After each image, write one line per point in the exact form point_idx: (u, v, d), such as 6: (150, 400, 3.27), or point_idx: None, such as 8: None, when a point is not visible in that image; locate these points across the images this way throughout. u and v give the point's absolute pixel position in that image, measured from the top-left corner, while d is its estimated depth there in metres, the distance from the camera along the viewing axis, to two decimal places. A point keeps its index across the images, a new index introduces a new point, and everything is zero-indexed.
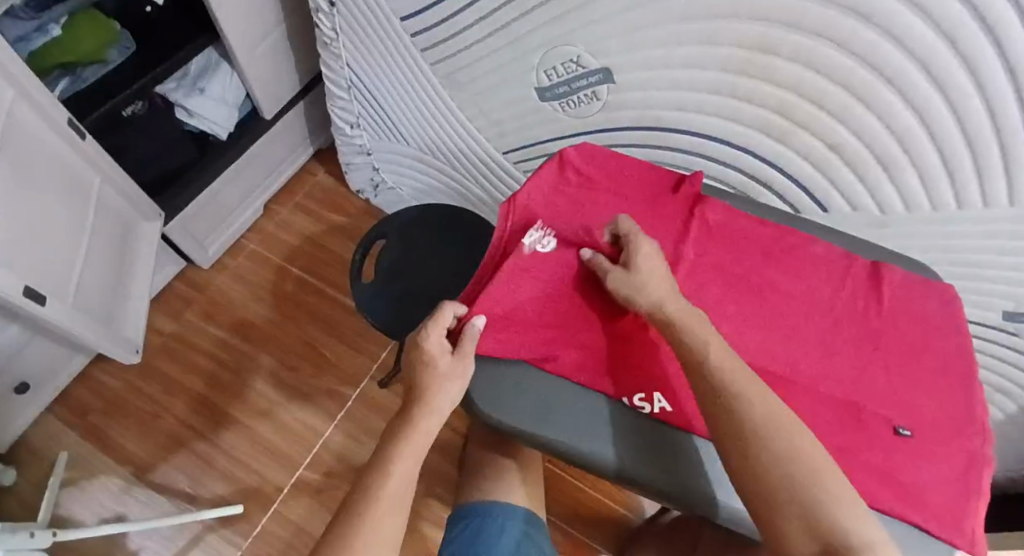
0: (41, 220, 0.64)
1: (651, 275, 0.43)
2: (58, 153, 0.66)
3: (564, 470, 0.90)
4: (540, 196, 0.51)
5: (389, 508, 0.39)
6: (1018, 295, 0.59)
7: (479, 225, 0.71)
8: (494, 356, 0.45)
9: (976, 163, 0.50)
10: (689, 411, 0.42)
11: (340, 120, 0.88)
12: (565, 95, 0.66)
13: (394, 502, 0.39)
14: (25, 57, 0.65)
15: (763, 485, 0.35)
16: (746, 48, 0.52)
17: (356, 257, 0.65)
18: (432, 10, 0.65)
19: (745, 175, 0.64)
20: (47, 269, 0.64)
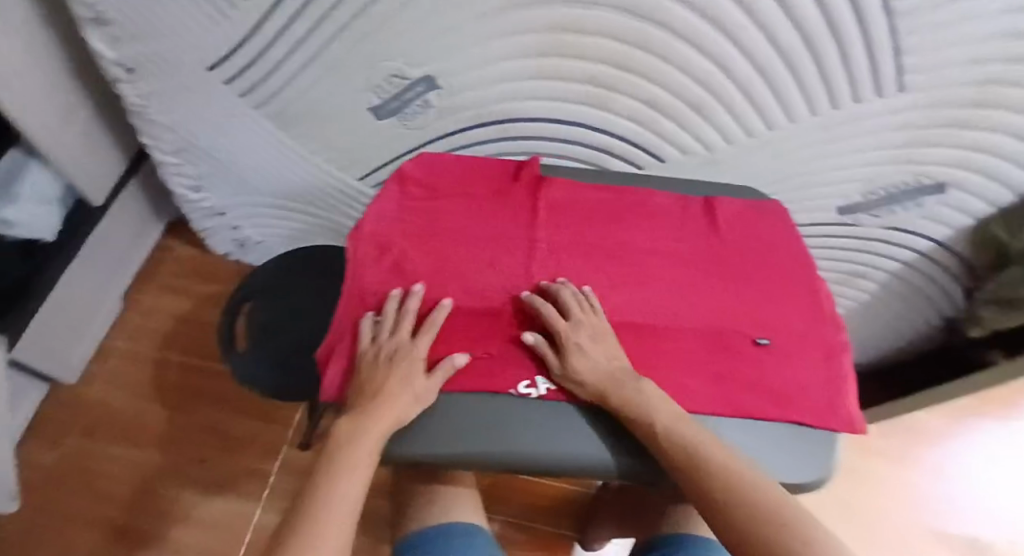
0: None
1: (592, 363, 0.43)
2: None
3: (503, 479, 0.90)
4: (386, 218, 0.50)
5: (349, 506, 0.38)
6: (846, 191, 0.65)
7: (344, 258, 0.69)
8: None
9: (772, 88, 0.55)
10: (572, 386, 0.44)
11: (178, 187, 0.81)
12: (397, 111, 0.65)
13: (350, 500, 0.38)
14: None
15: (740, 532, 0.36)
16: (549, 31, 0.54)
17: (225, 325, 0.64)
18: (238, 55, 0.61)
19: (583, 145, 0.67)
20: None
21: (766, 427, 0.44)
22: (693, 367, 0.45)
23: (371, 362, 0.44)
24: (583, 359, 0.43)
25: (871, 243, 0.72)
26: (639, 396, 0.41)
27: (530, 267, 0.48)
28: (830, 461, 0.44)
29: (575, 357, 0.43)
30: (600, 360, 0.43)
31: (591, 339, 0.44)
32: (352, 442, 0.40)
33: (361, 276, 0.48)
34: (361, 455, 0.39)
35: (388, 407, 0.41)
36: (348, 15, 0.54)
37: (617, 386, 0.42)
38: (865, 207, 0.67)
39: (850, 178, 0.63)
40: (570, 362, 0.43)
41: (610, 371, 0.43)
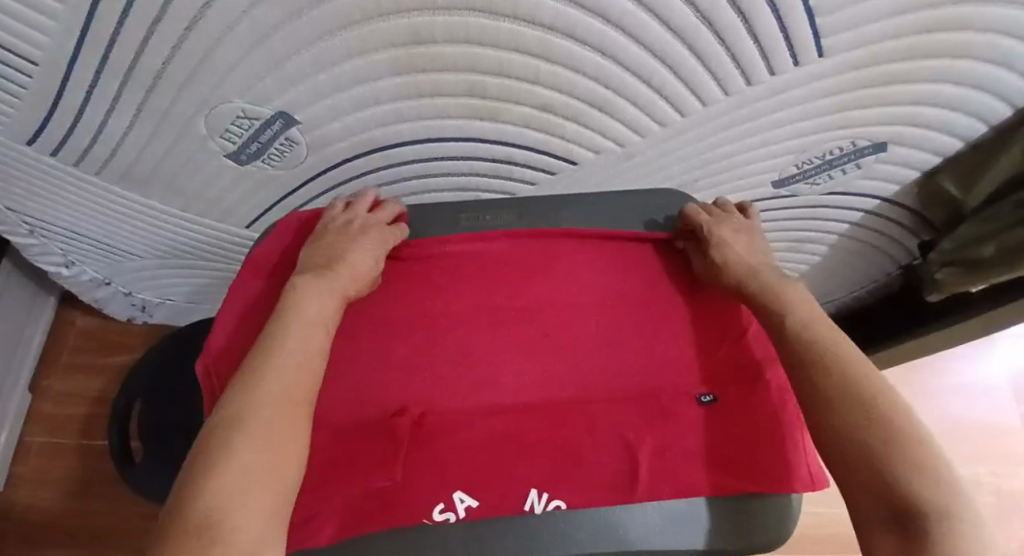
0: None
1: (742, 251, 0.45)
2: None
3: None
4: (238, 338, 0.48)
5: (302, 363, 0.38)
6: (778, 165, 0.58)
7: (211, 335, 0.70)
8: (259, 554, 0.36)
9: (675, 72, 0.47)
10: (496, 500, 0.37)
11: (49, 265, 0.72)
12: (260, 153, 0.56)
13: (300, 372, 0.37)
14: None
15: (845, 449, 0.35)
16: (401, 45, 0.45)
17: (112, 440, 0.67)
18: (53, 121, 0.52)
19: (487, 160, 0.58)
20: None
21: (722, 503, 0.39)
22: (633, 436, 0.40)
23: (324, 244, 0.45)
24: (733, 241, 0.45)
25: (813, 210, 0.66)
26: (787, 290, 0.42)
27: (432, 355, 0.43)
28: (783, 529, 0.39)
29: (726, 240, 0.46)
30: (748, 254, 0.46)
31: (736, 233, 0.47)
32: (298, 321, 0.39)
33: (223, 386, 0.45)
34: (309, 332, 0.39)
35: (348, 276, 0.43)
36: (160, 59, 0.45)
37: (764, 270, 0.44)
38: (800, 178, 0.61)
39: (781, 150, 0.56)
40: (722, 242, 0.45)
41: (753, 258, 0.45)
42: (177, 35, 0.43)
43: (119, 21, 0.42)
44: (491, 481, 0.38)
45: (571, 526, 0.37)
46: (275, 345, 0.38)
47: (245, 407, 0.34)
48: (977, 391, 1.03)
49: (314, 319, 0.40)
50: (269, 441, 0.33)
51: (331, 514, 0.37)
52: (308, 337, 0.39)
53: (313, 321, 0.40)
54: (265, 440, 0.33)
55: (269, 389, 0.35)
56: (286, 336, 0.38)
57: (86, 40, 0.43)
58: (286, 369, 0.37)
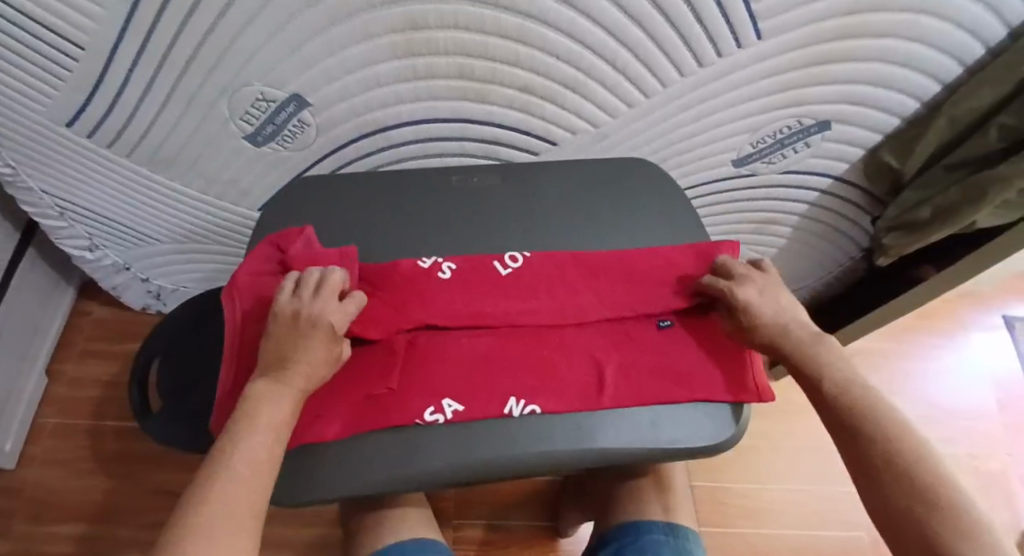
0: None
1: (768, 309, 0.44)
2: None
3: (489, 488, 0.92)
4: None
5: (252, 472, 0.36)
6: (737, 144, 0.65)
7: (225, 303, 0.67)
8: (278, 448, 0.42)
9: (638, 54, 0.55)
10: (478, 406, 0.42)
11: (75, 248, 0.79)
12: (275, 134, 0.63)
13: (259, 462, 0.37)
14: None
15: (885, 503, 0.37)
16: (400, 32, 0.53)
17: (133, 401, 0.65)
18: (92, 105, 0.59)
19: (477, 141, 0.65)
20: None
21: (681, 409, 0.43)
22: (602, 356, 0.46)
23: (282, 334, 0.41)
24: (762, 303, 0.44)
25: (773, 189, 0.73)
26: (817, 351, 0.43)
27: (428, 289, 0.48)
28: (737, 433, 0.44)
29: (755, 304, 0.44)
30: (778, 315, 0.44)
31: (763, 292, 0.45)
32: (257, 412, 0.38)
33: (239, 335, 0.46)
34: (270, 422, 0.38)
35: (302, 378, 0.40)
36: (193, 45, 0.52)
37: (792, 329, 0.44)
38: (758, 156, 0.67)
39: (738, 129, 0.63)
40: (748, 306, 0.44)
41: (786, 318, 0.44)
42: (209, 22, 0.50)
43: (158, 9, 0.49)
44: (476, 391, 0.43)
45: (544, 426, 0.42)
46: (234, 440, 0.37)
47: (204, 503, 0.35)
48: (949, 374, 1.08)
49: (273, 409, 0.39)
50: (227, 537, 0.34)
51: (335, 418, 0.42)
52: (267, 427, 0.38)
53: (273, 411, 0.39)
54: (218, 537, 0.34)
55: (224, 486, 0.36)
56: (245, 428, 0.38)
57: (129, 28, 0.51)
58: (246, 463, 0.36)
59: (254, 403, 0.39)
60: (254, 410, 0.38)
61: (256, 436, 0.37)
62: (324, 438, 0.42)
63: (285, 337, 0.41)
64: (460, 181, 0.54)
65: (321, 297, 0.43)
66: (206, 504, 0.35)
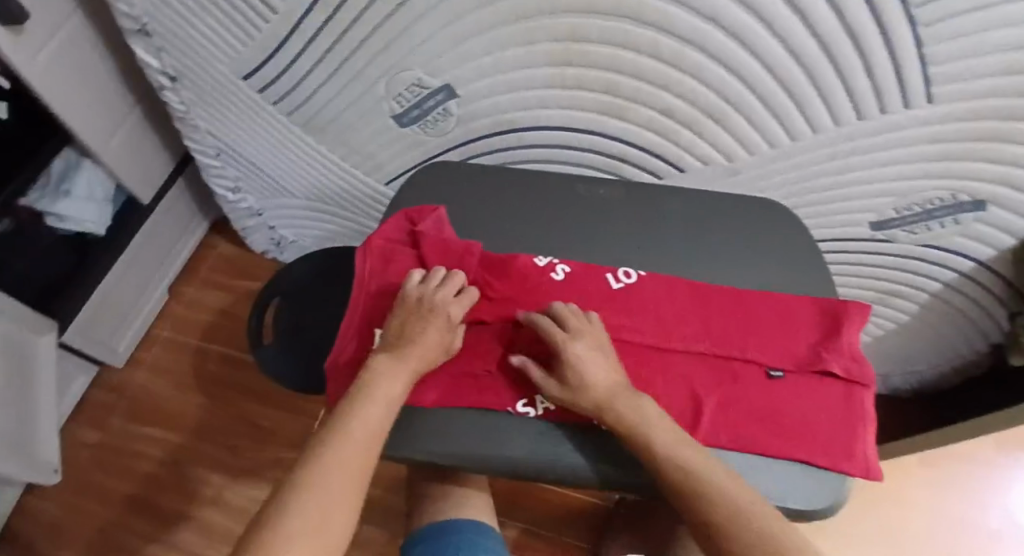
0: None
1: (586, 371, 0.42)
2: None
3: (539, 495, 0.91)
4: None
5: (361, 449, 0.39)
6: (877, 206, 0.62)
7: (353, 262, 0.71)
8: None
9: (794, 98, 0.53)
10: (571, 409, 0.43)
11: (220, 188, 0.87)
12: (419, 118, 0.67)
13: (371, 433, 0.39)
14: None
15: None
16: (558, 41, 0.54)
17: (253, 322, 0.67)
18: (269, 64, 0.66)
19: (606, 156, 0.66)
20: None
21: (777, 464, 0.43)
22: (704, 392, 0.45)
23: (401, 319, 0.45)
24: (585, 361, 0.42)
25: (906, 260, 0.69)
26: (633, 411, 0.41)
27: (541, 287, 0.49)
28: (834, 502, 0.42)
29: (575, 363, 0.42)
30: (603, 376, 0.42)
31: (590, 348, 0.43)
32: (374, 389, 0.41)
33: (365, 292, 0.50)
34: (384, 398, 0.41)
35: (420, 358, 0.43)
36: (370, 26, 0.57)
37: (615, 394, 0.41)
38: (899, 223, 0.64)
39: (883, 190, 0.60)
40: (573, 365, 0.42)
41: (606, 387, 0.42)
42: (389, 8, 0.55)
43: None
44: None
45: None
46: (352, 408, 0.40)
47: (321, 461, 0.38)
48: None
49: (389, 388, 0.41)
50: (338, 494, 0.37)
51: (435, 388, 0.45)
52: (382, 403, 0.40)
53: (389, 389, 0.41)
54: (329, 494, 0.37)
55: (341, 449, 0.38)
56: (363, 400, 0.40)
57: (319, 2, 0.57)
58: (358, 438, 0.39)
59: (374, 379, 0.41)
60: (373, 386, 0.41)
61: (372, 409, 0.40)
62: (424, 403, 0.44)
63: (409, 318, 0.45)
64: (586, 190, 0.54)
65: (444, 288, 0.47)
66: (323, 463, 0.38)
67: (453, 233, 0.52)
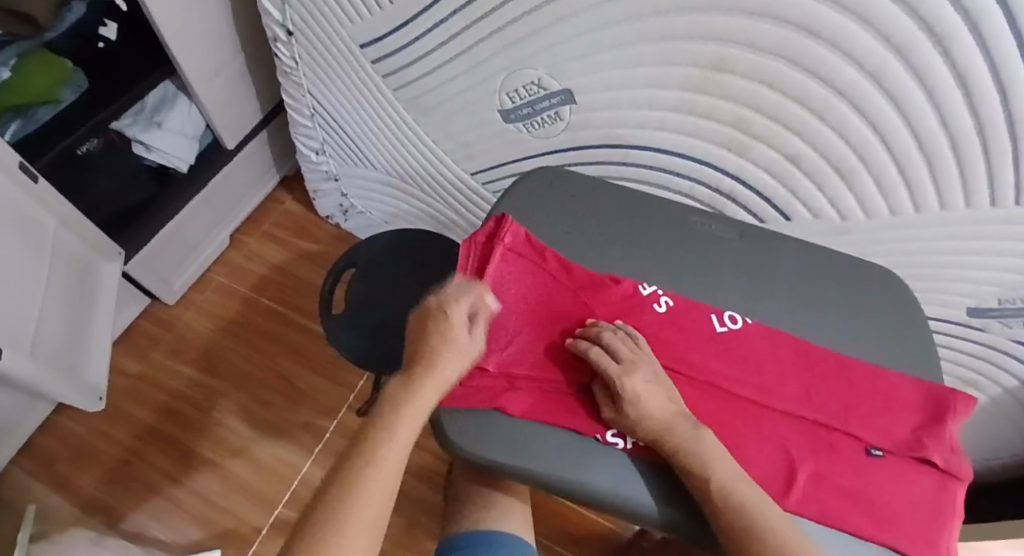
0: (16, 278, 0.66)
1: (647, 404, 0.41)
2: (23, 208, 0.66)
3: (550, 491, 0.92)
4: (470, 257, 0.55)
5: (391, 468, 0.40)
6: (980, 294, 0.60)
7: (432, 246, 0.71)
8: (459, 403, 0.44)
9: (933, 175, 0.51)
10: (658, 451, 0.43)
11: (305, 147, 0.89)
12: (528, 117, 0.66)
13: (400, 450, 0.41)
14: (23, 133, 0.70)
15: None
16: (702, 68, 0.53)
17: (328, 284, 0.66)
18: (394, 36, 0.66)
19: (709, 188, 0.64)
20: (14, 329, 0.65)
21: (862, 544, 0.41)
22: (795, 455, 0.44)
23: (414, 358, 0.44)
24: (642, 397, 0.42)
25: (994, 351, 0.66)
26: (689, 440, 0.40)
27: (636, 316, 0.48)
28: None
29: (634, 398, 0.41)
30: (659, 408, 0.42)
31: (644, 380, 0.43)
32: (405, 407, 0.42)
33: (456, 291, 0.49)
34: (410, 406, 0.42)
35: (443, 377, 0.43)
36: (507, 19, 0.57)
37: (673, 425, 0.41)
38: (998, 314, 0.62)
39: (991, 281, 0.58)
40: (632, 400, 0.41)
41: (667, 418, 0.41)
42: (532, 4, 0.54)
43: None
44: None
45: None
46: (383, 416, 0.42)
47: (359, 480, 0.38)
48: None
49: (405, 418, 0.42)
50: (382, 490, 0.39)
51: (521, 400, 0.44)
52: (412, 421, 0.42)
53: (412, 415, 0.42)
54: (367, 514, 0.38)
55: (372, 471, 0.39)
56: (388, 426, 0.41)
57: None
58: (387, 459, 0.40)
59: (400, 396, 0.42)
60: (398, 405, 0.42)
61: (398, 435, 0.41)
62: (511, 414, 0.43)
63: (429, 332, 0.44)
64: (699, 225, 0.53)
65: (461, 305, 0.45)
66: (358, 481, 0.38)
67: (548, 247, 0.51)
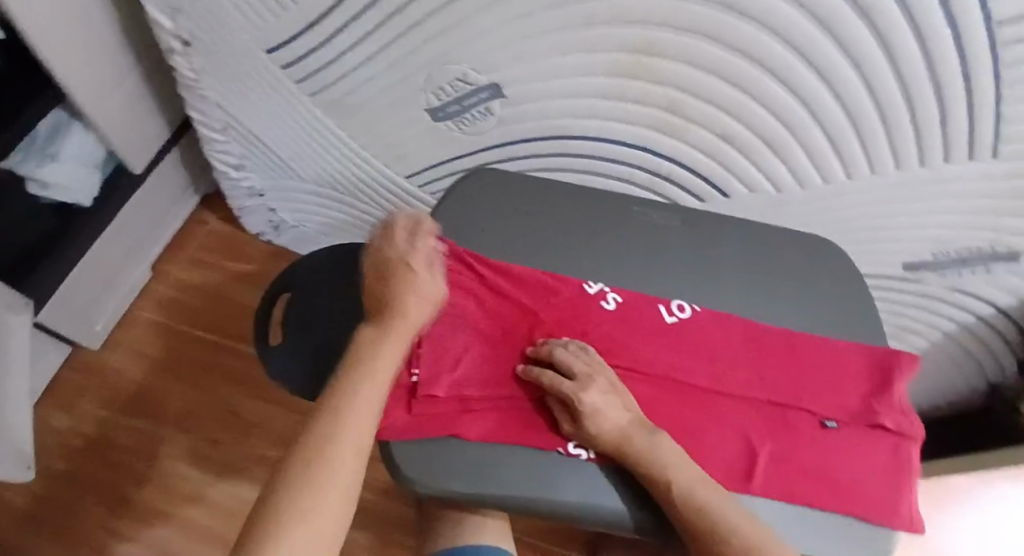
0: None
1: (606, 417, 0.40)
2: None
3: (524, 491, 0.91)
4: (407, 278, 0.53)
5: (370, 404, 0.37)
6: (914, 251, 0.62)
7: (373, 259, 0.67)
8: (413, 437, 0.41)
9: (862, 142, 0.52)
10: None
11: (221, 163, 0.83)
12: (457, 114, 0.63)
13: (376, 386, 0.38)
14: None
15: None
16: (630, 51, 0.51)
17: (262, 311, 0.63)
18: (303, 37, 0.61)
19: (648, 172, 0.63)
20: None
21: (829, 519, 0.42)
22: (756, 439, 0.44)
23: (373, 330, 0.41)
24: (602, 411, 0.40)
25: (932, 302, 0.69)
26: (648, 449, 0.39)
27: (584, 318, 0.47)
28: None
29: (594, 413, 0.40)
30: (618, 419, 0.40)
31: (603, 394, 0.41)
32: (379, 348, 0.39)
33: None
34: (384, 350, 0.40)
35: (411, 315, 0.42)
36: (420, 15, 0.53)
37: (634, 433, 0.40)
38: (932, 268, 0.64)
39: (924, 237, 0.60)
40: (592, 414, 0.40)
41: (627, 429, 0.40)
42: None
43: None
44: None
45: None
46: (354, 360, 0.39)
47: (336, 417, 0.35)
48: None
49: (363, 400, 0.36)
50: (361, 422, 0.36)
51: (477, 425, 0.42)
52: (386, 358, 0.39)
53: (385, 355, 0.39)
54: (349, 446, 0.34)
55: (350, 408, 0.36)
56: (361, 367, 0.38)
57: None
58: (363, 393, 0.37)
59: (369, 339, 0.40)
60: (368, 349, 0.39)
61: (371, 374, 0.38)
62: (468, 441, 0.41)
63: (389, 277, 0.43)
64: (640, 214, 0.52)
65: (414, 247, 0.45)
66: (336, 415, 0.35)
67: (484, 257, 0.49)
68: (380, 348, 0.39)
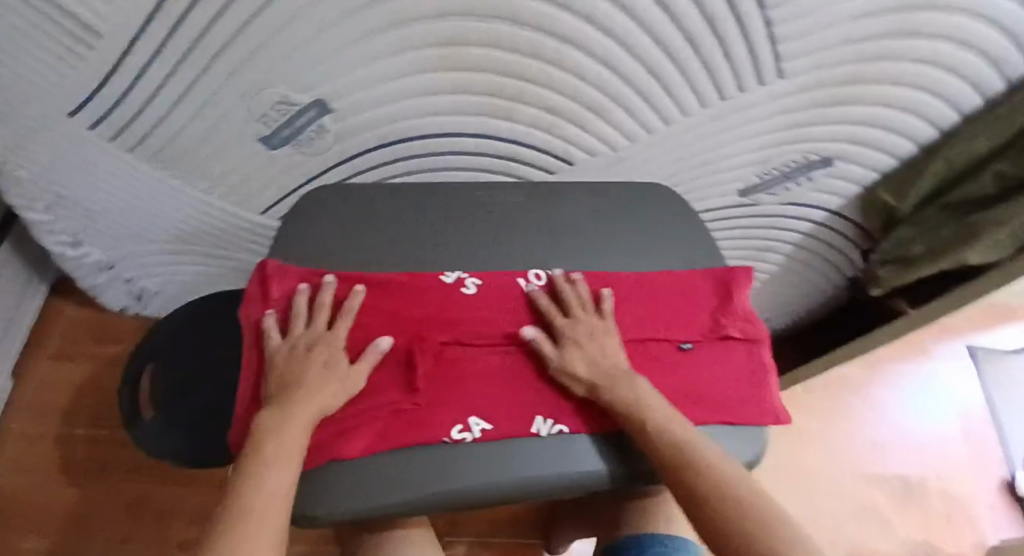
0: None
1: (588, 352, 0.45)
2: None
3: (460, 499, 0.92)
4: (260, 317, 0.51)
5: (275, 497, 0.36)
6: (744, 176, 0.68)
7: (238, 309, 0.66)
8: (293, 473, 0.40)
9: (668, 87, 0.56)
10: (508, 427, 0.42)
11: (57, 245, 0.77)
12: (291, 138, 0.62)
13: (284, 473, 0.37)
14: None
15: (728, 524, 0.38)
16: (438, 45, 0.52)
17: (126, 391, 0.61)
18: (101, 96, 0.56)
19: (491, 156, 0.65)
20: None
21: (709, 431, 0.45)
22: None
23: (275, 418, 0.39)
24: (586, 348, 0.45)
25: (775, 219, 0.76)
26: (627, 389, 0.43)
27: (444, 307, 0.47)
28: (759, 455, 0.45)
29: (577, 348, 0.45)
30: (595, 355, 0.45)
31: (589, 335, 0.46)
32: (284, 430, 0.39)
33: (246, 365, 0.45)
34: (289, 430, 0.39)
35: (319, 389, 0.41)
36: (217, 48, 0.51)
37: (607, 374, 0.44)
38: (762, 188, 0.70)
39: (747, 161, 0.66)
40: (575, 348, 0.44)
41: (608, 365, 0.45)
42: (236, 27, 0.49)
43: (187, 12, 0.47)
44: (506, 410, 0.43)
45: (573, 445, 0.43)
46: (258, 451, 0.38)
47: (238, 517, 0.35)
48: None
49: (268, 494, 0.36)
50: (268, 515, 0.35)
51: (357, 439, 0.41)
52: (292, 438, 0.38)
53: (292, 438, 0.38)
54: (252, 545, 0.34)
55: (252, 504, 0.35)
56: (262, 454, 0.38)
57: (157, 21, 0.48)
58: (266, 484, 0.36)
59: (271, 427, 0.39)
60: (269, 437, 0.38)
61: (277, 463, 0.37)
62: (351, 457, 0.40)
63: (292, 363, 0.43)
64: (483, 197, 0.54)
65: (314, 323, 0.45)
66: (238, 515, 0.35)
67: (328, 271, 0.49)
68: (283, 429, 0.39)
